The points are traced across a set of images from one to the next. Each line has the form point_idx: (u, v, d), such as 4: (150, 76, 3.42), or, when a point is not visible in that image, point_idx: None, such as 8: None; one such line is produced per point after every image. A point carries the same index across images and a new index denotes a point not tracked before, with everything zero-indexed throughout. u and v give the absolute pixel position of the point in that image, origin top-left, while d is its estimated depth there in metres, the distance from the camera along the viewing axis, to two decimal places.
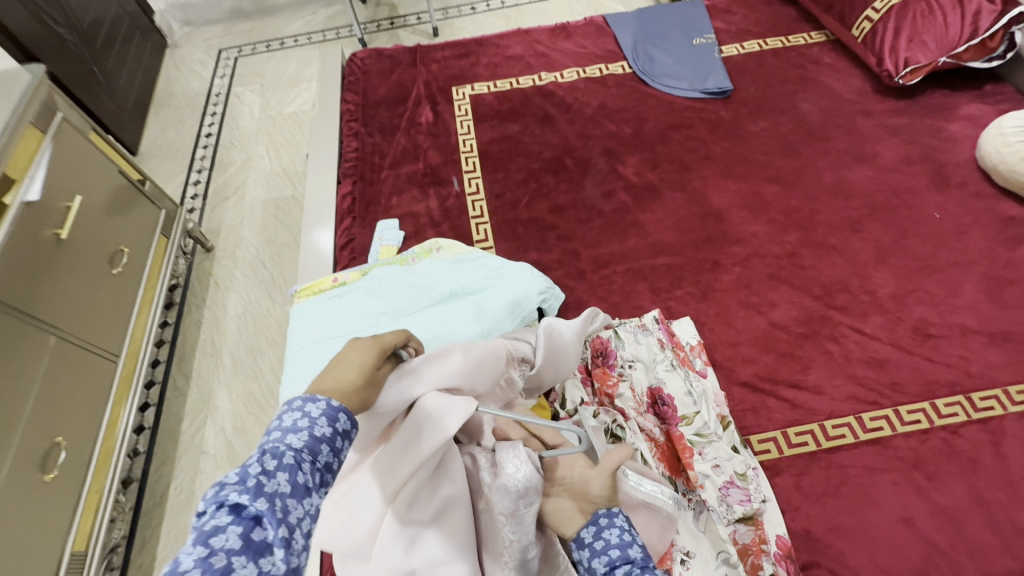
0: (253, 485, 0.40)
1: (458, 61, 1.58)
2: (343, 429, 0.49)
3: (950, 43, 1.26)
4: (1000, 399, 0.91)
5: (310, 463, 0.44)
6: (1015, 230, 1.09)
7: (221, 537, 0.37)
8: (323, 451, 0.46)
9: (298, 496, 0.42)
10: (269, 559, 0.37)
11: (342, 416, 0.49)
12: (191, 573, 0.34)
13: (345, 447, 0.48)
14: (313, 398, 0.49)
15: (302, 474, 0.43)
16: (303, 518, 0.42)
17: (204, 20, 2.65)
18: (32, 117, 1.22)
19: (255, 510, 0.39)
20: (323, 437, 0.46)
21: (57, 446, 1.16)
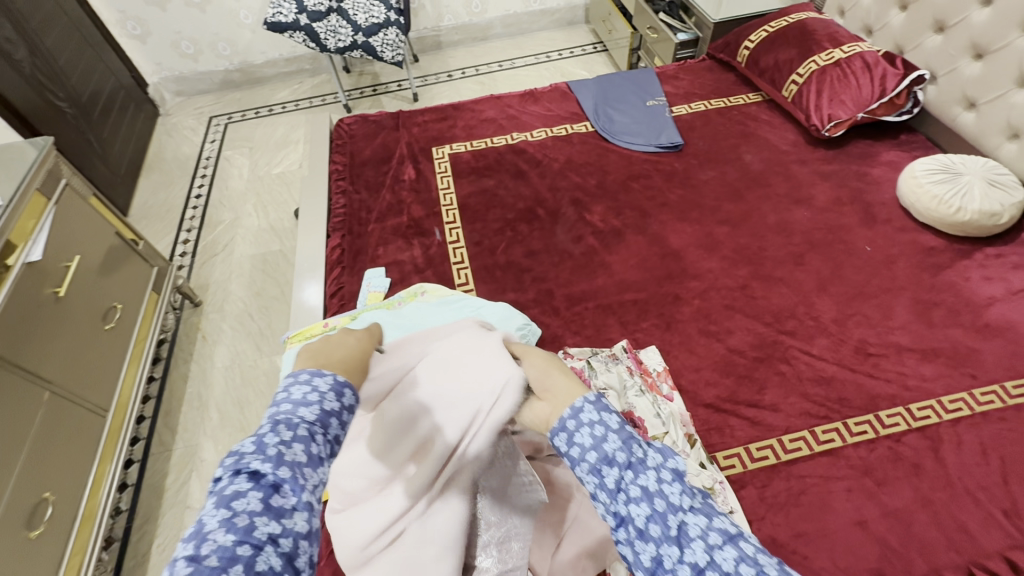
0: (274, 454, 0.46)
1: (438, 124, 1.73)
2: (348, 403, 0.56)
3: (864, 101, 1.46)
4: (935, 408, 1.01)
5: (322, 436, 0.50)
6: (936, 259, 1.23)
7: (243, 501, 0.43)
8: (332, 425, 0.52)
9: (313, 464, 0.48)
10: (290, 518, 0.44)
11: (347, 391, 0.56)
12: (219, 530, 0.40)
13: (350, 420, 0.55)
14: (321, 372, 0.56)
15: (316, 446, 0.49)
16: (319, 484, 0.48)
17: (195, 90, 2.81)
18: (38, 185, 1.31)
19: (275, 478, 0.45)
20: (332, 411, 0.53)
21: (44, 502, 1.17)
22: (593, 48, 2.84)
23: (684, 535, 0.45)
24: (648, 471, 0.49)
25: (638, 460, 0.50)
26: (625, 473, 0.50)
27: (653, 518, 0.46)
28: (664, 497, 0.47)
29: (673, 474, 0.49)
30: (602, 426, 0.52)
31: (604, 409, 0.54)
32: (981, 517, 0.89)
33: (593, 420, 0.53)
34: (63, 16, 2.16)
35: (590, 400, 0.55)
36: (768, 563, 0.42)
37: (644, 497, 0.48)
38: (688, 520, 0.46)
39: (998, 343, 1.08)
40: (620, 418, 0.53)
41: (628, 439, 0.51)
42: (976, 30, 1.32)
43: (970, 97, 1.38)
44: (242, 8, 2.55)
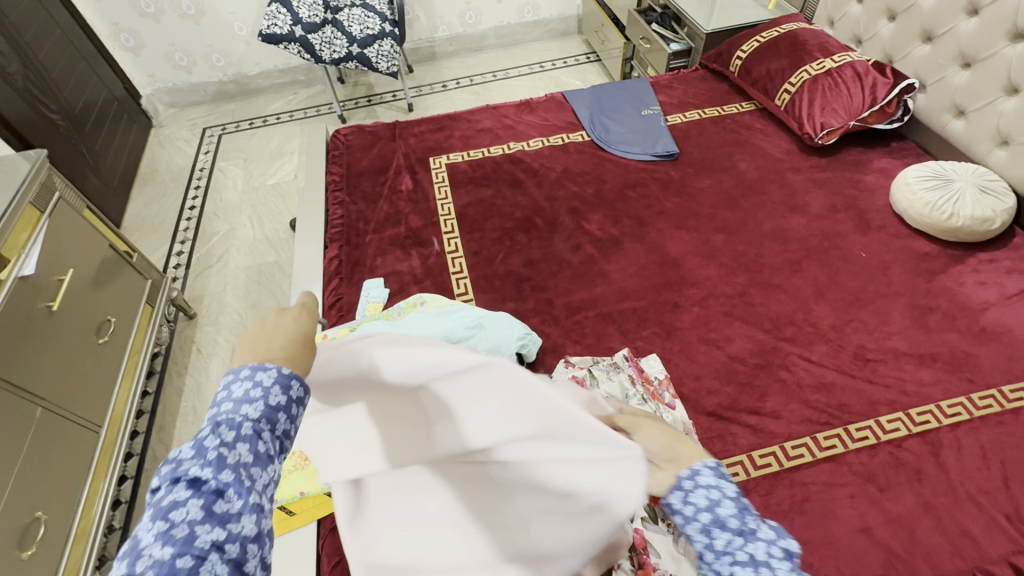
0: (215, 458, 0.42)
1: (434, 134, 1.74)
2: (297, 396, 0.51)
3: (856, 110, 1.49)
4: (935, 412, 1.02)
5: (269, 433, 0.46)
6: (930, 264, 1.25)
7: (181, 511, 0.39)
8: (280, 419, 0.48)
9: (261, 464, 0.44)
10: (236, 523, 0.40)
11: (294, 383, 0.51)
12: (153, 544, 0.37)
13: (301, 413, 0.51)
14: (263, 366, 0.50)
15: (263, 443, 0.45)
16: (269, 484, 0.44)
17: (189, 102, 2.81)
18: (32, 198, 1.30)
19: (217, 483, 0.41)
20: (279, 405, 0.48)
21: (36, 521, 1.15)
22: (586, 58, 2.87)
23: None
24: (758, 542, 0.45)
25: (750, 529, 0.45)
26: (732, 539, 0.45)
27: None
28: (771, 570, 0.43)
29: (785, 552, 0.44)
30: (717, 491, 0.49)
31: (721, 476, 0.50)
32: (984, 522, 0.89)
33: (709, 484, 0.49)
34: (56, 28, 2.16)
35: (710, 465, 0.51)
36: None
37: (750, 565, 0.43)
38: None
39: (994, 347, 1.09)
40: (739, 489, 0.49)
41: (743, 509, 0.47)
42: (964, 39, 1.35)
43: (959, 105, 1.41)
44: (237, 20, 2.57)
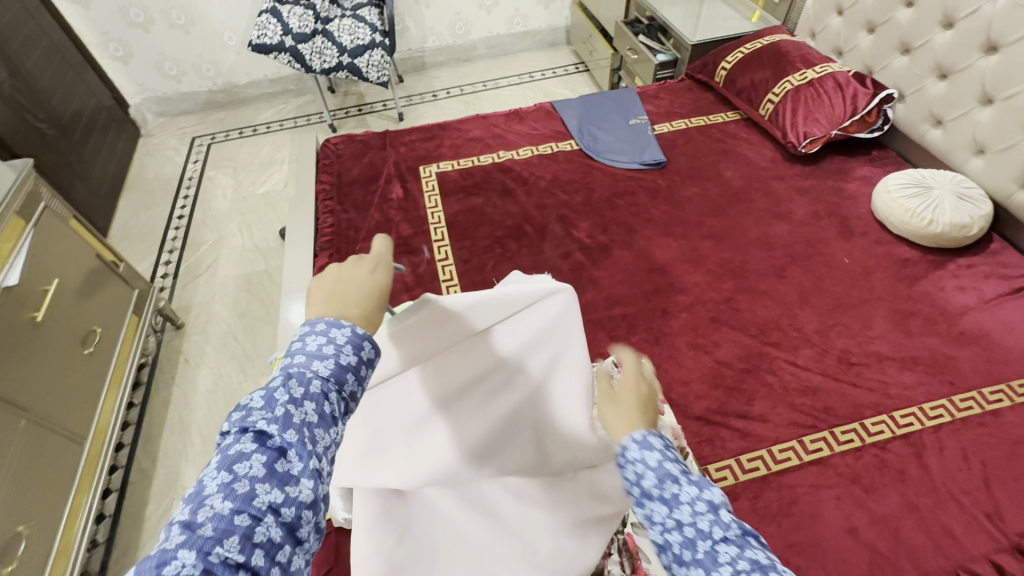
0: (282, 416, 0.46)
1: (424, 143, 1.75)
2: (368, 357, 0.55)
3: (837, 119, 1.52)
4: (918, 415, 1.04)
5: (335, 394, 0.51)
6: (911, 269, 1.28)
7: (246, 466, 0.44)
8: (348, 381, 0.52)
9: (324, 426, 0.49)
10: (295, 487, 0.44)
11: (366, 344, 0.55)
12: (216, 494, 0.42)
13: (370, 374, 0.55)
14: (339, 324, 0.55)
15: (327, 406, 0.50)
16: (330, 446, 0.49)
17: (178, 111, 2.80)
18: (17, 208, 1.29)
19: (283, 442, 0.45)
20: (349, 365, 0.53)
21: (17, 536, 1.13)
22: (575, 69, 2.91)
23: (712, 562, 0.44)
24: (681, 506, 0.47)
25: (674, 497, 0.48)
26: (658, 508, 0.48)
27: (686, 545, 0.46)
28: (694, 527, 0.46)
29: (708, 505, 0.47)
30: (641, 466, 0.50)
31: (646, 447, 0.51)
32: (966, 522, 0.91)
33: (634, 459, 0.50)
34: (43, 37, 2.15)
35: (635, 440, 0.52)
36: None
37: (676, 528, 0.47)
38: (719, 548, 0.45)
39: (974, 350, 1.12)
40: (662, 454, 0.50)
41: (665, 476, 0.49)
42: (940, 51, 1.39)
43: (936, 115, 1.44)
44: (227, 30, 2.57)
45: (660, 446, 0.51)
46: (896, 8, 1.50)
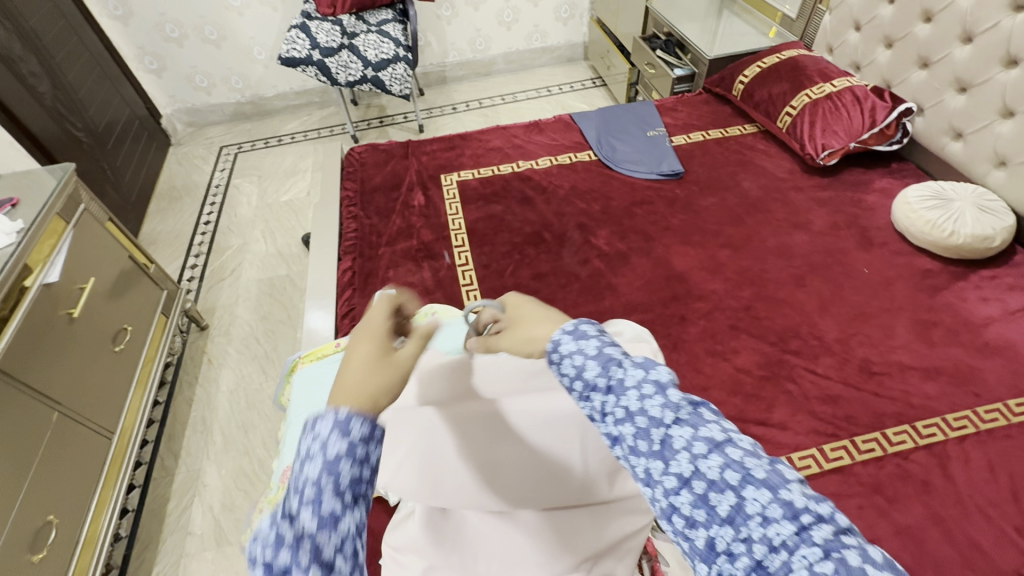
0: (279, 538, 0.44)
1: (446, 153, 1.79)
2: (360, 435, 0.46)
3: (856, 132, 1.53)
4: (941, 425, 1.03)
5: (331, 490, 0.45)
6: (933, 280, 1.27)
7: None
8: (342, 472, 0.45)
9: (326, 527, 0.44)
10: None
11: (354, 424, 0.46)
12: None
13: (369, 451, 0.47)
14: (320, 416, 0.47)
15: (325, 504, 0.44)
16: (340, 543, 0.44)
17: (207, 122, 2.89)
18: (59, 209, 1.35)
19: (280, 564, 0.42)
20: (339, 456, 0.45)
21: (47, 525, 1.17)
22: (592, 83, 2.96)
23: (669, 449, 0.46)
24: (629, 391, 0.50)
25: (619, 382, 0.51)
26: (607, 397, 0.51)
27: (639, 434, 0.48)
28: (645, 413, 0.48)
29: (655, 386, 0.50)
30: (580, 356, 0.54)
31: (581, 337, 0.56)
32: (993, 534, 0.89)
33: (571, 351, 0.55)
34: (84, 51, 2.26)
35: (566, 332, 0.57)
36: (754, 466, 0.44)
37: (628, 418, 0.49)
38: (673, 433, 0.47)
39: (999, 362, 1.11)
40: (597, 343, 0.55)
41: (606, 362, 0.53)
42: (960, 65, 1.40)
43: (956, 128, 1.45)
44: (256, 44, 2.68)
45: (593, 336, 0.56)
46: (913, 23, 1.52)
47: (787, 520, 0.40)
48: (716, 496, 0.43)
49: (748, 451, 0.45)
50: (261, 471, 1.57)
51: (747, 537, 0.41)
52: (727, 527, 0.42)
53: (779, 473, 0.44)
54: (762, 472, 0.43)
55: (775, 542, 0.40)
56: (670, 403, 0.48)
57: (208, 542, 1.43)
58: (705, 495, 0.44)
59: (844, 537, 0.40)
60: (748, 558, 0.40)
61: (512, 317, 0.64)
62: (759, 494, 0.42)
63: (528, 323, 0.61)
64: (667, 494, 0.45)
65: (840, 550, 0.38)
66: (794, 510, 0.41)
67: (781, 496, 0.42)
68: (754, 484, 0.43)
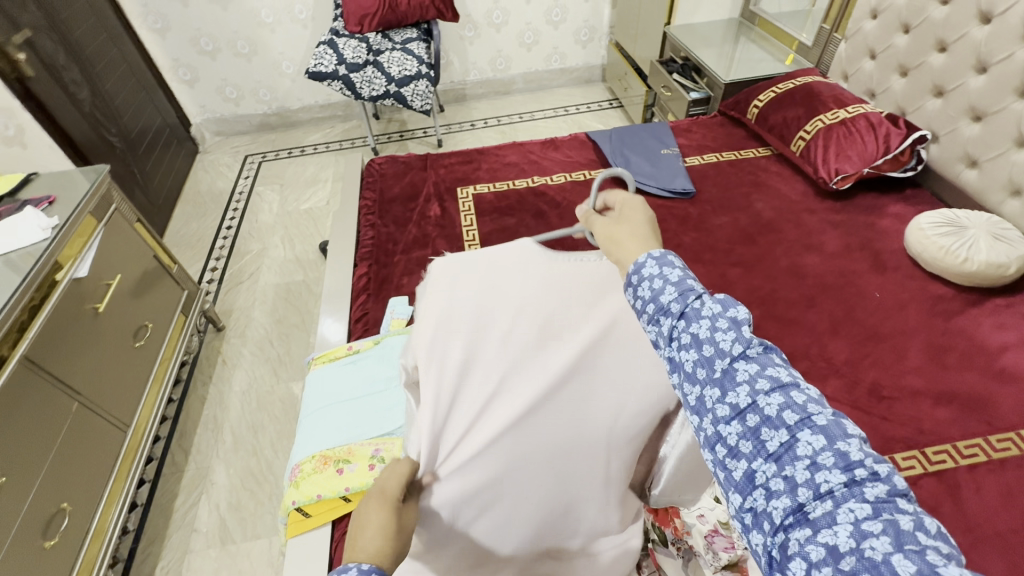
0: None
1: (463, 166, 1.84)
2: None
3: (870, 157, 1.54)
4: (951, 452, 1.01)
5: None
6: (945, 306, 1.26)
7: None
8: None
9: None
10: None
11: None
12: None
13: None
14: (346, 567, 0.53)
15: None
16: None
17: (234, 131, 3.00)
18: (92, 208, 1.41)
19: None
20: None
21: (61, 513, 1.20)
22: (609, 104, 3.01)
23: (730, 380, 0.47)
24: (702, 320, 0.50)
25: (694, 311, 0.51)
26: (678, 323, 0.51)
27: (701, 363, 0.48)
28: (713, 344, 0.49)
29: (729, 322, 0.49)
30: (661, 280, 0.54)
31: (666, 266, 0.55)
32: (1004, 565, 0.87)
33: (653, 275, 0.54)
34: (123, 62, 2.38)
35: (653, 257, 0.56)
36: (816, 412, 0.43)
37: (694, 345, 0.50)
38: (737, 366, 0.47)
39: (1013, 390, 1.09)
40: (682, 271, 0.54)
41: (686, 291, 0.52)
42: (974, 94, 1.41)
43: (972, 156, 1.46)
44: (285, 59, 2.78)
45: (678, 265, 0.54)
46: (929, 52, 1.54)
47: (838, 470, 0.40)
48: (768, 432, 0.44)
49: (813, 398, 0.44)
50: (268, 471, 1.59)
51: (791, 477, 0.41)
52: (771, 462, 0.43)
53: (842, 426, 0.43)
54: (824, 420, 0.43)
55: (821, 489, 0.40)
56: (742, 338, 0.48)
57: (213, 541, 1.45)
58: (756, 429, 0.44)
59: (899, 501, 0.39)
60: (788, 498, 0.41)
61: (623, 216, 0.66)
62: (814, 439, 0.42)
63: (630, 227, 0.64)
64: (717, 422, 0.47)
65: (892, 512, 0.38)
66: (848, 462, 0.40)
67: (837, 446, 0.41)
68: (811, 429, 0.42)
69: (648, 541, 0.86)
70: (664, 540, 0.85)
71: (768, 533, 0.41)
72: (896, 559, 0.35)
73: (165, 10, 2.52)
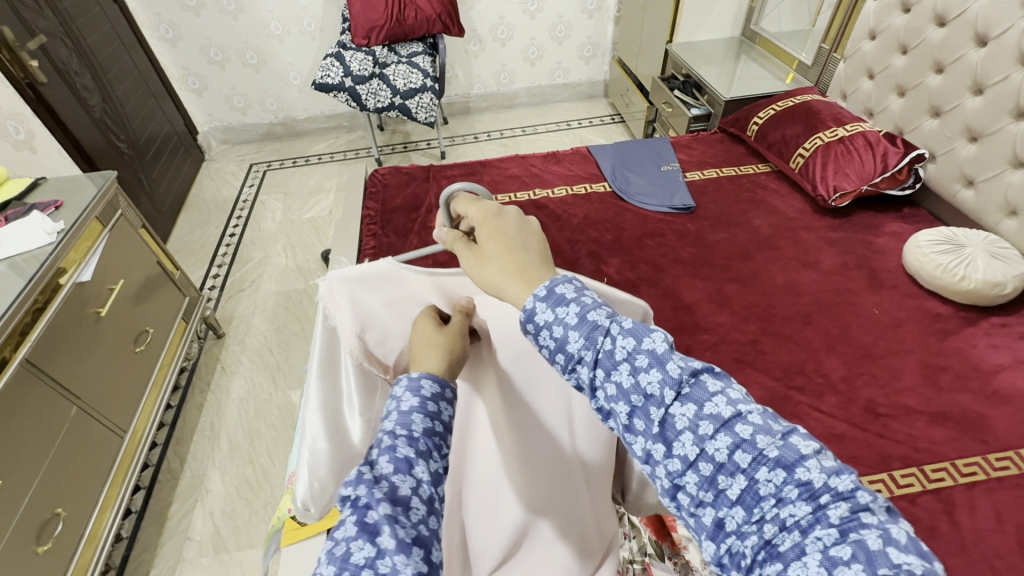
0: (357, 476, 0.42)
1: (465, 178, 1.86)
2: (431, 393, 0.52)
3: (868, 175, 1.55)
4: (950, 470, 1.01)
5: (406, 438, 0.46)
6: (942, 325, 1.27)
7: (338, 529, 0.39)
8: (416, 421, 0.48)
9: (402, 471, 0.44)
10: (380, 536, 0.39)
11: (425, 383, 0.52)
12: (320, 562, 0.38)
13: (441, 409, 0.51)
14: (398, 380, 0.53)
15: (400, 449, 0.45)
16: (417, 486, 0.44)
17: (240, 140, 3.03)
18: (98, 213, 1.43)
19: (363, 498, 0.40)
20: (413, 407, 0.49)
21: (55, 517, 1.19)
22: (611, 120, 3.05)
23: (671, 429, 0.45)
24: (621, 366, 0.48)
25: (612, 354, 0.48)
26: (596, 371, 0.49)
27: (636, 414, 0.46)
28: (641, 391, 0.46)
29: (650, 359, 0.47)
30: (560, 326, 0.51)
31: (558, 304, 0.51)
32: None
33: (550, 321, 0.51)
34: (135, 72, 2.43)
35: (540, 299, 0.52)
36: (766, 445, 0.42)
37: (622, 395, 0.47)
38: (673, 412, 0.45)
39: (1010, 410, 1.09)
40: (578, 308, 0.51)
41: (592, 331, 0.49)
42: (970, 115, 1.43)
43: (968, 176, 1.47)
44: (293, 70, 2.82)
45: (572, 300, 0.51)
46: (925, 74, 1.57)
47: (802, 502, 0.39)
48: (725, 478, 0.42)
49: (759, 427, 0.43)
50: (264, 479, 1.59)
51: (760, 517, 0.40)
52: (737, 507, 0.41)
53: (793, 449, 0.41)
54: (775, 450, 0.41)
55: (787, 523, 0.39)
56: (669, 379, 0.45)
57: (206, 550, 1.43)
58: (711, 477, 0.42)
59: (864, 517, 0.38)
60: (757, 537, 0.40)
61: (488, 237, 0.58)
62: (773, 474, 0.40)
63: (499, 260, 0.56)
64: (670, 475, 0.44)
65: (859, 532, 0.38)
66: (810, 490, 0.39)
67: (796, 475, 0.40)
68: (766, 465, 0.41)
69: (644, 556, 0.81)
70: (661, 555, 0.83)
71: (744, 572, 0.41)
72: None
73: (177, 21, 2.58)
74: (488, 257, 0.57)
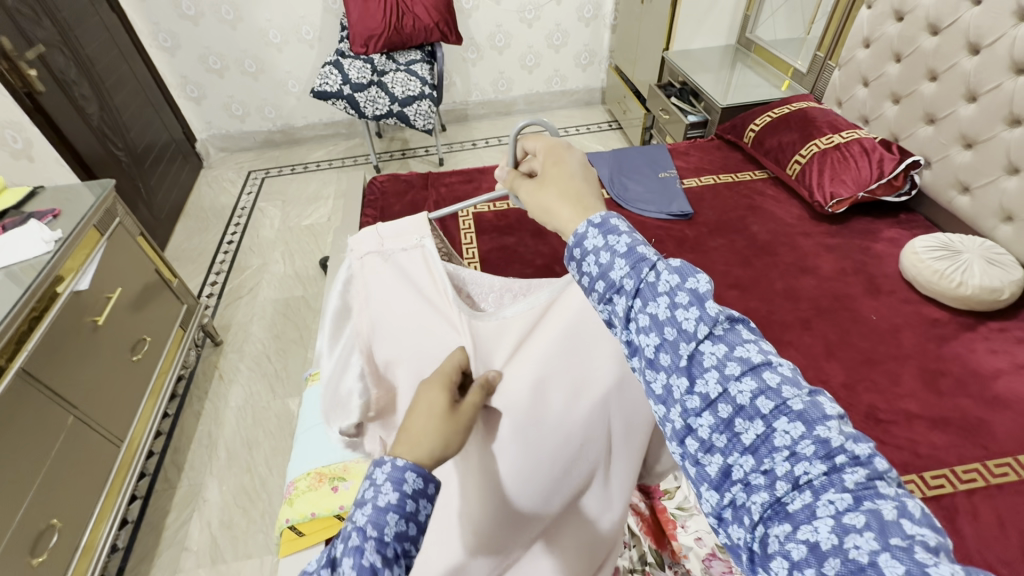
0: None
1: (464, 185, 1.86)
2: (413, 489, 0.49)
3: (864, 181, 1.56)
4: (950, 477, 1.01)
5: (374, 541, 0.46)
6: (940, 330, 1.27)
7: None
8: (389, 523, 0.47)
9: None
10: None
11: (409, 476, 0.49)
12: None
13: (421, 508, 0.49)
14: (380, 462, 0.50)
15: (367, 555, 0.45)
16: None
17: (238, 147, 3.03)
18: (96, 222, 1.42)
19: None
20: (389, 505, 0.47)
21: (50, 529, 1.18)
22: (609, 126, 3.07)
23: (698, 365, 0.45)
24: (659, 298, 0.47)
25: (652, 286, 0.48)
26: (634, 301, 0.48)
27: (664, 348, 0.46)
28: (676, 325, 0.46)
29: (690, 296, 0.47)
30: (608, 253, 0.50)
31: (609, 233, 0.51)
32: None
33: (597, 247, 0.51)
34: (134, 81, 2.44)
35: (594, 225, 0.52)
36: (791, 397, 0.41)
37: (654, 326, 0.47)
38: (703, 350, 0.45)
39: (1009, 415, 1.09)
40: (629, 240, 0.50)
41: (637, 263, 0.49)
42: (964, 122, 1.44)
43: (963, 182, 1.48)
44: (291, 78, 2.83)
45: (624, 231, 0.51)
46: (920, 81, 1.58)
47: (818, 459, 0.39)
48: (743, 423, 0.42)
49: (787, 378, 0.43)
50: (261, 489, 1.58)
51: (770, 469, 0.40)
52: (749, 455, 0.41)
53: (818, 407, 0.41)
54: (800, 404, 0.41)
55: (799, 480, 0.39)
56: (707, 317, 0.45)
57: (203, 561, 1.42)
58: (729, 420, 0.42)
59: (879, 485, 0.38)
60: (767, 493, 0.40)
61: (550, 169, 0.60)
62: (792, 426, 0.40)
63: (558, 186, 0.58)
64: (686, 414, 0.44)
65: (872, 500, 0.37)
66: (828, 449, 0.39)
67: (816, 433, 0.40)
68: (788, 416, 0.41)
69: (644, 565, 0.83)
70: (661, 564, 0.83)
71: (746, 528, 0.40)
72: (883, 558, 0.34)
73: (176, 30, 2.59)
74: (548, 184, 0.59)
